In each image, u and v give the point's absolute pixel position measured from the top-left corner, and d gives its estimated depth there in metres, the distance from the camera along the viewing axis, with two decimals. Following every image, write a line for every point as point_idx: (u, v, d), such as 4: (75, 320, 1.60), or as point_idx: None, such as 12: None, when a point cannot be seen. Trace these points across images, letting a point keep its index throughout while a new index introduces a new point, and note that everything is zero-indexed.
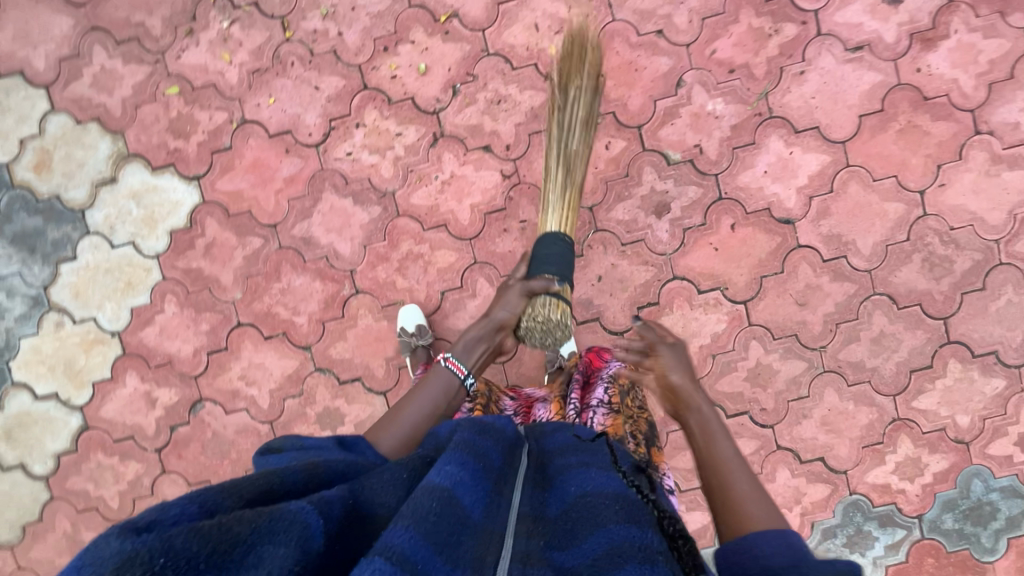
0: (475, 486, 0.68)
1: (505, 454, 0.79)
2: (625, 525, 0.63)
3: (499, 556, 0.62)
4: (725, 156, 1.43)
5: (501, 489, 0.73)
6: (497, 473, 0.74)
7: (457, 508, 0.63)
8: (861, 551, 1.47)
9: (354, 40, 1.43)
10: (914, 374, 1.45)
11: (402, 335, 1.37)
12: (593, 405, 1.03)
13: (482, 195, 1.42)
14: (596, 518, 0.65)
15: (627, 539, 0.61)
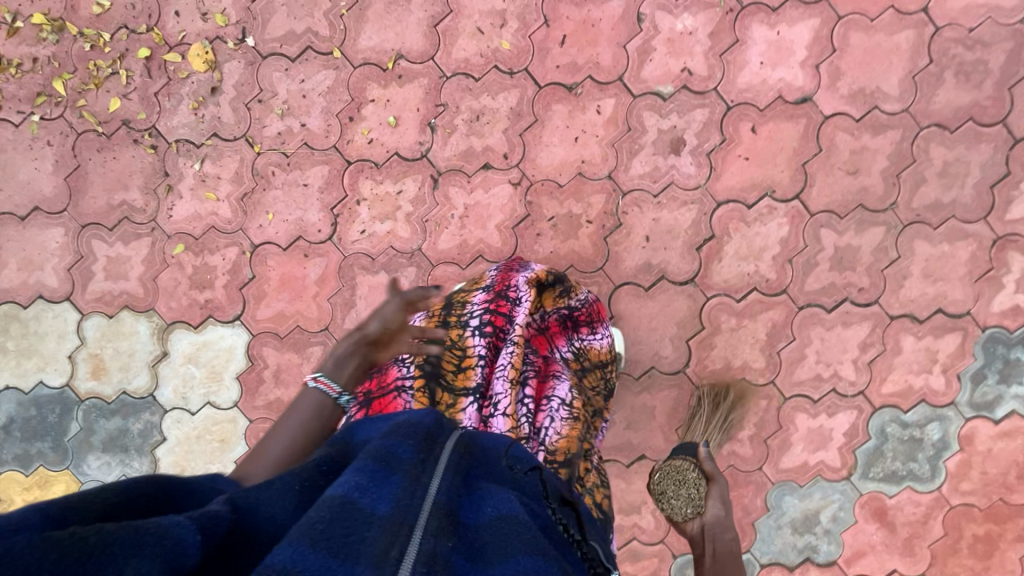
0: (381, 488, 0.55)
1: (423, 442, 0.62)
2: (541, 557, 0.54)
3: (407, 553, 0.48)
4: (716, 66, 1.37)
5: (419, 477, 0.58)
6: (414, 463, 0.59)
7: (355, 511, 0.51)
8: (1019, 380, 1.43)
9: (318, 125, 1.41)
10: (995, 189, 1.38)
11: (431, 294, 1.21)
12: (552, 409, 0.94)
13: (503, 212, 1.42)
14: (509, 541, 0.55)
15: (545, 573, 0.52)
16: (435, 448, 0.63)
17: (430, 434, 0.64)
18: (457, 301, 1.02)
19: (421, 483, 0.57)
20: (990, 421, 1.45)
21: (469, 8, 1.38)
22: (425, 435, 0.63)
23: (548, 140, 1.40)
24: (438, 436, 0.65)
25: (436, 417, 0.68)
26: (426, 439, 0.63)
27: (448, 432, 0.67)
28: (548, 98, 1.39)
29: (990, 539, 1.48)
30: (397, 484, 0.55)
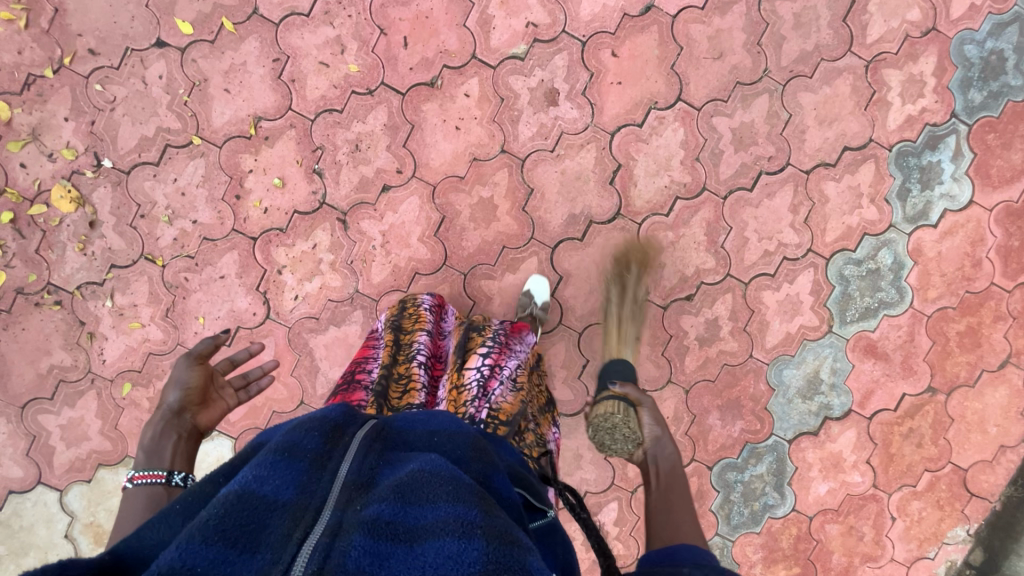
0: (277, 475, 0.56)
1: (331, 434, 0.63)
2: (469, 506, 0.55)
3: (304, 537, 0.50)
4: (557, 10, 1.38)
5: (325, 465, 0.59)
6: (316, 452, 0.60)
7: (253, 499, 0.53)
8: (939, 181, 1.50)
9: (210, 215, 1.38)
10: (848, 20, 1.44)
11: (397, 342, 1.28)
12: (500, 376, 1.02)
13: (419, 225, 1.41)
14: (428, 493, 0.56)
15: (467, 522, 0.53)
16: (344, 440, 0.64)
17: (337, 426, 0.65)
18: (405, 339, 1.12)
19: (328, 468, 0.58)
20: (930, 228, 1.51)
21: (304, 47, 1.35)
22: (331, 426, 0.64)
23: (432, 140, 1.39)
24: (346, 427, 0.66)
25: (345, 409, 0.69)
26: (334, 431, 0.64)
27: (358, 422, 0.68)
28: (415, 101, 1.38)
29: (973, 330, 1.55)
30: (295, 470, 0.57)
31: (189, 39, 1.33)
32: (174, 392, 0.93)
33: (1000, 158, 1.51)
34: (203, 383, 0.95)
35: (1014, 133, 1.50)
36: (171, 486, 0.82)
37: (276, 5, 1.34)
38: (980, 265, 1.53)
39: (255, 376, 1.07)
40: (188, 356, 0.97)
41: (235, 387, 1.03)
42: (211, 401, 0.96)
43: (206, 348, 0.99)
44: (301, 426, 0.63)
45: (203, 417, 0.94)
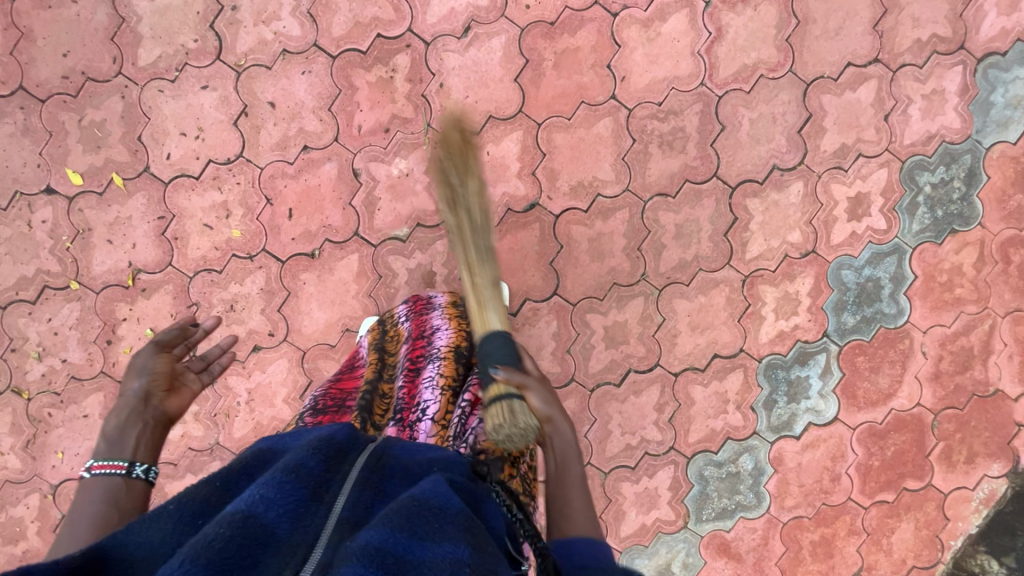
0: (280, 498, 0.56)
1: (331, 459, 0.63)
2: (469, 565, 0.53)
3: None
4: (442, 198, 1.41)
5: (323, 495, 0.59)
6: (318, 478, 0.60)
7: (256, 525, 0.53)
8: (805, 395, 1.53)
9: (79, 356, 1.41)
10: (729, 235, 1.48)
11: None
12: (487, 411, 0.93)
13: (286, 386, 1.43)
14: (442, 524, 0.57)
15: None
16: (343, 468, 0.64)
17: (339, 449, 0.65)
18: (389, 357, 1.10)
19: (325, 501, 0.58)
20: (793, 438, 1.54)
21: (190, 207, 1.38)
22: (334, 450, 0.64)
23: (307, 307, 1.42)
24: (347, 452, 0.66)
25: (349, 431, 0.69)
26: (335, 455, 0.64)
27: (360, 446, 0.68)
28: (294, 269, 1.41)
29: (826, 541, 1.57)
30: (297, 496, 0.57)
31: (78, 190, 1.37)
32: (137, 380, 0.82)
33: (868, 380, 1.54)
34: (165, 371, 0.85)
35: (884, 357, 1.53)
36: (130, 478, 0.72)
37: (167, 165, 1.37)
38: (839, 479, 1.56)
39: (215, 356, 0.93)
40: (154, 345, 0.88)
41: (197, 370, 0.90)
42: (177, 388, 0.85)
43: (171, 340, 0.90)
44: (306, 446, 0.63)
45: (172, 403, 0.83)
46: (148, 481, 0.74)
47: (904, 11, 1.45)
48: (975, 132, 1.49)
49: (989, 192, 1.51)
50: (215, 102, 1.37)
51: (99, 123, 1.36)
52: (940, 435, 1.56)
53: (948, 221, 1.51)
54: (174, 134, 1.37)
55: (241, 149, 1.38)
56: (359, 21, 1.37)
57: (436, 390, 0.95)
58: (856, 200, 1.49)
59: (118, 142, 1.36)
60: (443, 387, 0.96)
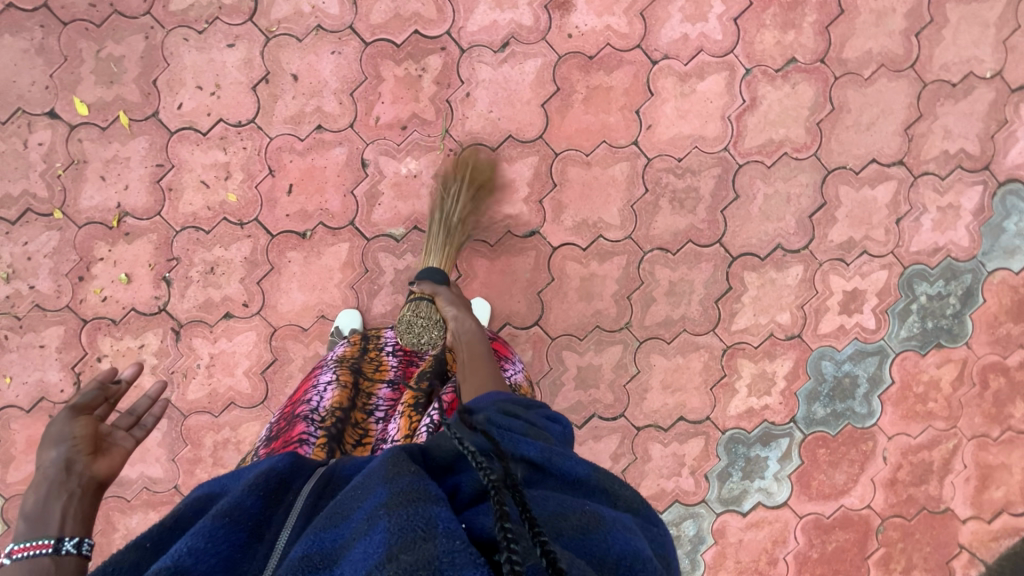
0: (212, 548, 0.52)
1: (270, 495, 0.60)
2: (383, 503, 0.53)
3: None
4: (444, 206, 1.40)
5: (263, 534, 0.57)
6: (256, 516, 0.57)
7: None
8: (760, 475, 1.53)
9: (48, 286, 1.38)
10: (719, 303, 1.47)
11: (336, 337, 1.37)
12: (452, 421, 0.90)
13: (249, 359, 1.42)
14: (363, 492, 0.56)
15: (373, 542, 0.48)
16: (286, 499, 0.61)
17: (280, 480, 0.62)
18: (361, 373, 1.00)
19: (264, 541, 0.56)
20: (739, 514, 1.54)
21: (191, 161, 1.36)
22: (275, 482, 0.62)
23: (287, 286, 1.40)
24: (291, 481, 0.64)
25: (292, 459, 0.66)
26: (276, 487, 0.61)
27: (306, 472, 0.66)
28: (282, 245, 1.39)
29: None
30: (234, 542, 0.54)
31: (81, 120, 1.34)
32: (53, 449, 0.71)
33: (825, 473, 1.54)
34: (88, 434, 0.74)
35: (844, 454, 1.54)
36: (59, 556, 0.60)
37: (176, 115, 1.35)
38: (775, 563, 1.56)
39: (145, 407, 0.85)
40: (69, 408, 0.77)
41: (124, 427, 0.80)
42: (104, 450, 0.75)
43: (91, 400, 0.79)
44: (244, 485, 0.60)
45: (101, 466, 0.72)
46: (83, 554, 0.63)
47: (938, 120, 1.44)
48: (981, 253, 1.49)
49: (981, 315, 1.51)
50: (239, 63, 1.34)
51: (116, 59, 1.33)
52: (883, 540, 1.56)
53: (936, 334, 1.51)
54: (190, 85, 1.34)
55: (254, 115, 1.36)
56: (399, 14, 1.35)
57: (398, 418, 0.92)
58: (851, 295, 1.49)
59: (132, 82, 1.34)
60: (404, 411, 0.92)
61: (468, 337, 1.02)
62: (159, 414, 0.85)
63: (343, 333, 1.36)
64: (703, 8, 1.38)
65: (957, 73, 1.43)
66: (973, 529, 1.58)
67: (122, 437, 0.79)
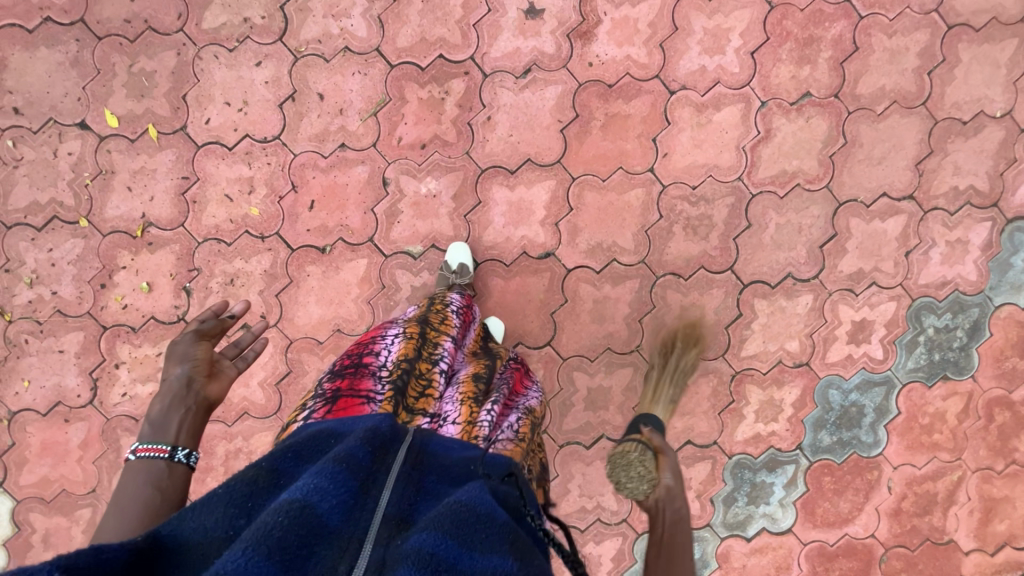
0: (333, 490, 0.58)
1: (378, 451, 0.66)
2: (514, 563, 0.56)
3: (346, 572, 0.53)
4: (462, 225, 1.42)
5: (370, 488, 0.62)
6: (366, 470, 0.63)
7: (312, 516, 0.55)
8: (765, 500, 1.55)
9: (70, 292, 1.41)
10: (729, 329, 1.49)
11: (443, 272, 1.38)
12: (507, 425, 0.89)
13: (265, 370, 1.43)
14: (485, 533, 0.57)
15: None
16: (388, 458, 0.67)
17: (383, 443, 0.68)
18: (430, 337, 1.02)
19: (372, 494, 0.61)
20: (743, 539, 1.55)
21: (216, 174, 1.40)
22: (379, 443, 0.67)
23: (304, 299, 1.43)
24: (391, 443, 0.69)
25: (391, 422, 0.72)
26: (380, 447, 0.67)
27: (401, 436, 0.71)
28: (302, 259, 1.42)
29: None
30: (349, 487, 0.59)
31: (111, 132, 1.37)
32: (178, 366, 0.81)
33: (829, 500, 1.55)
34: (205, 357, 0.83)
35: (849, 482, 1.55)
36: (172, 463, 0.72)
37: (204, 129, 1.38)
38: None
39: (249, 341, 0.89)
40: (194, 331, 0.86)
41: (230, 356, 0.87)
42: (216, 375, 0.83)
43: (211, 328, 0.87)
44: (356, 437, 0.66)
45: (213, 390, 0.82)
46: (190, 465, 0.74)
47: (948, 157, 1.47)
48: (988, 288, 1.51)
49: (988, 348, 1.53)
50: (266, 81, 1.38)
51: (148, 74, 1.36)
52: (886, 569, 1.57)
53: (942, 366, 1.53)
54: (218, 101, 1.38)
55: (280, 131, 1.39)
56: (425, 38, 1.38)
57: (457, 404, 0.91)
58: (859, 325, 1.51)
59: (162, 96, 1.37)
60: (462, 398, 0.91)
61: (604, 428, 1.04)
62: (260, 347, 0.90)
63: (450, 270, 1.38)
64: (721, 41, 1.41)
65: (968, 111, 1.46)
66: (976, 561, 1.59)
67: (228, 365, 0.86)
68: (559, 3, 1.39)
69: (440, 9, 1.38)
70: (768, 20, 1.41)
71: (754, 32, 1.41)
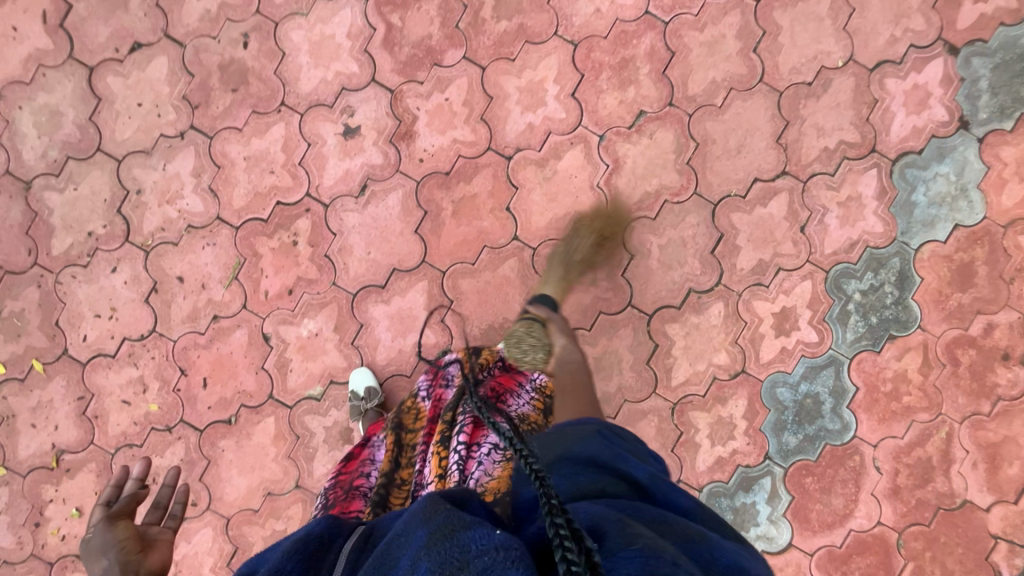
0: None
1: (313, 556, 0.55)
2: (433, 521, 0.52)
3: None
4: (353, 353, 1.41)
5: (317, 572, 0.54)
6: None
7: None
8: (754, 522, 1.45)
9: (10, 540, 1.42)
10: (651, 363, 1.43)
11: (354, 402, 1.36)
12: (485, 453, 0.85)
13: (211, 555, 1.41)
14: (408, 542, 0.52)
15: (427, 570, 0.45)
16: (328, 559, 0.56)
17: (320, 542, 0.57)
18: (405, 428, 0.98)
19: None
20: None
21: (107, 384, 1.41)
22: (315, 544, 0.57)
23: (227, 474, 1.41)
24: (331, 541, 0.58)
25: (330, 519, 0.61)
26: (316, 549, 0.56)
27: (345, 532, 0.60)
28: (212, 437, 1.41)
29: None
30: (287, 574, 0.52)
31: (1, 378, 1.41)
32: (104, 559, 0.72)
33: (820, 501, 1.45)
34: (132, 537, 0.76)
35: (833, 476, 1.45)
36: None
37: (84, 346, 1.41)
38: None
39: (168, 497, 0.86)
40: (107, 518, 0.79)
41: (155, 524, 0.82)
42: (150, 545, 0.77)
43: (126, 505, 0.82)
44: (281, 552, 0.56)
45: (153, 560, 0.75)
46: None
47: (807, 121, 1.42)
48: (900, 234, 1.43)
49: (924, 293, 1.43)
50: (126, 282, 1.41)
51: (19, 313, 1.41)
52: (909, 554, 1.44)
53: (884, 326, 1.44)
54: (88, 316, 1.41)
55: (153, 324, 1.41)
56: (258, 192, 1.40)
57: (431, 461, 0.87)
58: (782, 315, 1.43)
59: (37, 329, 1.41)
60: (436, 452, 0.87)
61: (571, 371, 1.14)
62: (183, 498, 0.86)
63: (361, 396, 1.36)
64: (538, 94, 1.40)
65: (808, 71, 1.41)
66: (1002, 515, 1.45)
67: (158, 530, 0.81)
68: (372, 113, 1.40)
69: (263, 160, 1.40)
70: (577, 58, 1.40)
71: (567, 74, 1.40)
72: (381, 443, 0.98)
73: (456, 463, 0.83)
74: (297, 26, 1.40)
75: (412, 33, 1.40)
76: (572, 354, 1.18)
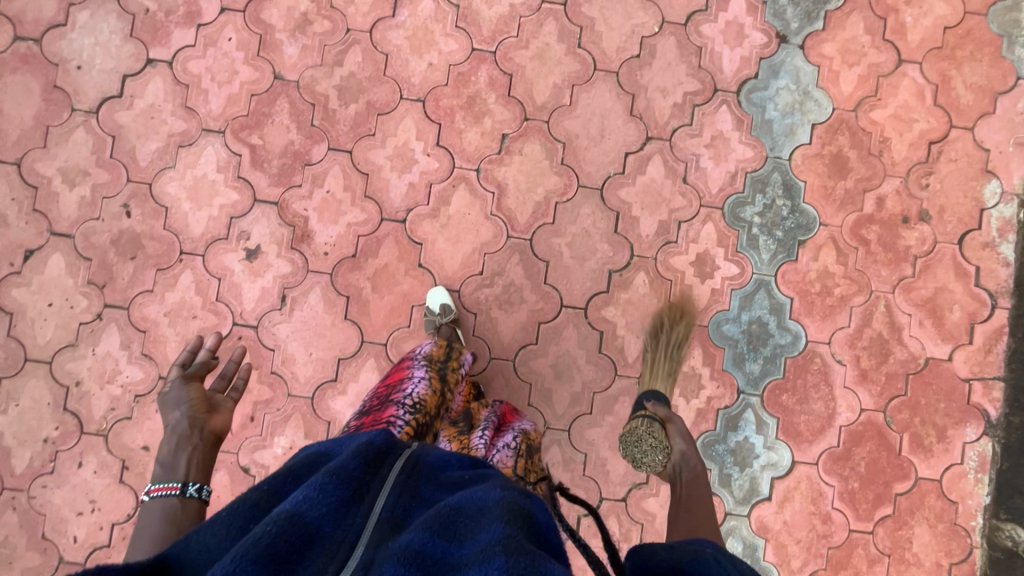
0: (323, 499, 0.66)
1: (371, 462, 0.75)
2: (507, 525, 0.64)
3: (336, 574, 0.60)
4: None
5: (363, 497, 0.70)
6: (358, 479, 0.71)
7: (302, 525, 0.62)
8: (754, 455, 1.50)
9: None
10: (603, 350, 1.50)
11: (430, 317, 1.43)
12: (499, 446, 1.14)
13: None
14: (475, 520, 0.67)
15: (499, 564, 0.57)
16: (383, 469, 0.76)
17: (378, 454, 0.77)
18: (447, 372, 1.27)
19: (365, 502, 0.69)
20: (766, 501, 1.50)
21: None
22: (374, 454, 0.77)
23: None
24: (386, 454, 0.78)
25: (387, 437, 0.82)
26: (376, 458, 0.76)
27: (397, 451, 0.81)
28: None
29: None
30: (340, 496, 0.67)
31: None
32: (177, 411, 0.98)
33: (803, 412, 1.51)
34: (199, 398, 1.01)
35: (805, 385, 1.52)
36: (185, 497, 0.87)
37: (77, 547, 1.42)
38: (831, 518, 1.50)
39: (232, 371, 1.11)
40: (184, 377, 1.06)
41: (222, 391, 1.07)
42: (214, 408, 1.02)
43: (197, 370, 1.08)
44: (350, 452, 0.75)
45: (215, 422, 0.99)
46: (202, 496, 0.89)
47: (649, 88, 1.53)
48: (770, 151, 1.54)
49: (812, 193, 1.54)
50: (96, 471, 1.43)
51: (3, 542, 1.41)
52: (900, 427, 1.51)
53: (791, 236, 1.53)
54: (71, 517, 1.42)
55: (136, 500, 1.43)
56: (189, 339, 1.45)
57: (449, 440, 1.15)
58: (700, 262, 1.52)
59: (26, 550, 1.41)
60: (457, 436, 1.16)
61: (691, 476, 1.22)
62: (244, 375, 1.09)
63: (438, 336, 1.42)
64: (407, 155, 1.49)
65: (633, 45, 1.53)
66: (965, 359, 1.53)
67: (222, 397, 1.06)
68: (266, 229, 1.47)
69: (183, 309, 1.45)
70: (429, 111, 1.50)
71: (425, 128, 1.50)
72: (423, 379, 1.19)
73: (480, 444, 1.13)
74: (170, 179, 1.47)
75: (274, 145, 1.48)
76: (693, 462, 1.24)
